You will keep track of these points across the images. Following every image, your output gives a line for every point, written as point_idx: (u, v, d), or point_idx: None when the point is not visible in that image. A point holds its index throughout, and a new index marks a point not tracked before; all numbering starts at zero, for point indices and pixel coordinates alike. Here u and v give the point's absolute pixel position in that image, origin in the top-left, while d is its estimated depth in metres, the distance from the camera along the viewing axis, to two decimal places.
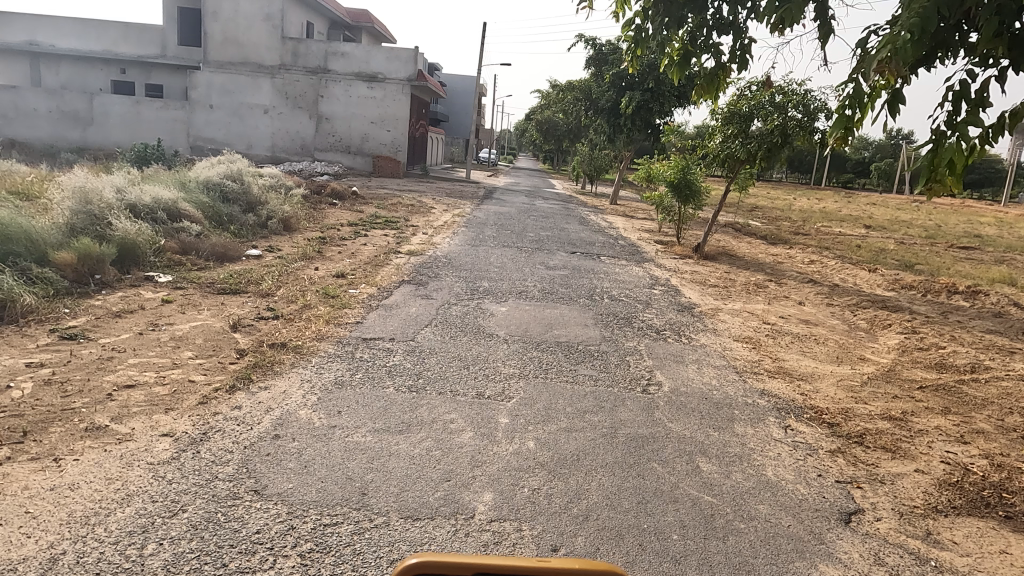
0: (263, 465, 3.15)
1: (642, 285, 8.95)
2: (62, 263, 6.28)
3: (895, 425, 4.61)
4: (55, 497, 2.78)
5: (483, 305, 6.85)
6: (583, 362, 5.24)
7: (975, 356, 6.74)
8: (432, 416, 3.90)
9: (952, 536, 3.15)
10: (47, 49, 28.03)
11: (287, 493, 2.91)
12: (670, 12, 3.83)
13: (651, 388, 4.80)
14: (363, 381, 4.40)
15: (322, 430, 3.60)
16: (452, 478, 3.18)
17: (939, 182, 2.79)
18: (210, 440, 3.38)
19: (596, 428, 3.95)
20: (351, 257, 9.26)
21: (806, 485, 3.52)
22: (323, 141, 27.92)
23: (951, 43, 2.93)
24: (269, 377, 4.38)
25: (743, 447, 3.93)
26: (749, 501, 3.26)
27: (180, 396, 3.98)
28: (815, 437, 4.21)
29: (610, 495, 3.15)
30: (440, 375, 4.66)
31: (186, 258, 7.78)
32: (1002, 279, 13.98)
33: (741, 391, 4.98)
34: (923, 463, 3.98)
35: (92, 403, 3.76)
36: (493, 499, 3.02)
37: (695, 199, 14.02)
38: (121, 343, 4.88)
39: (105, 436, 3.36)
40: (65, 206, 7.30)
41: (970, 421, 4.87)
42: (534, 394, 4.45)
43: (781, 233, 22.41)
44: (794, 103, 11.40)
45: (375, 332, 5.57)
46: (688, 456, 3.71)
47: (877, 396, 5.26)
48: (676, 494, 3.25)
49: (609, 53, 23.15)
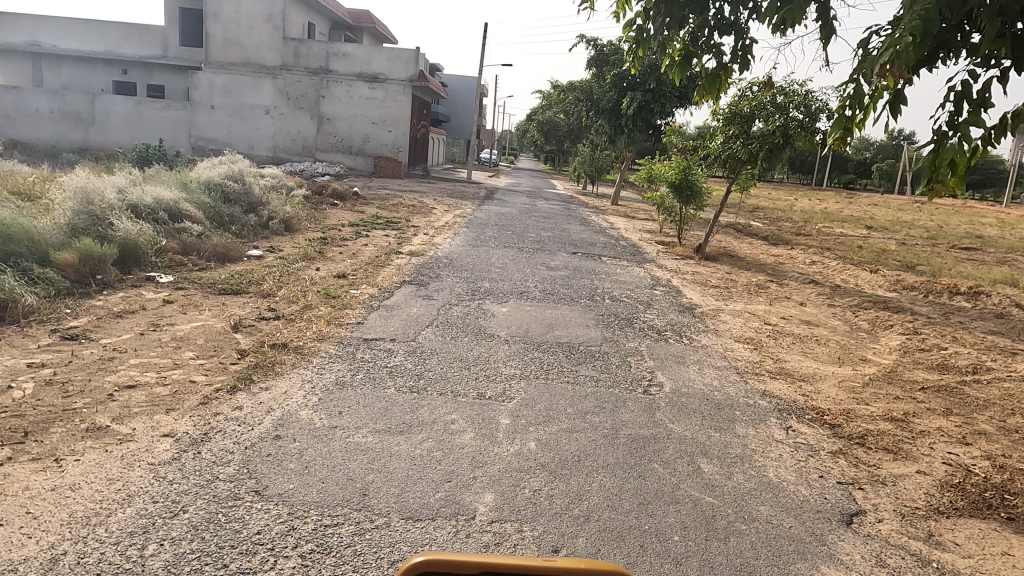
0: (264, 466, 3.15)
1: (642, 286, 8.95)
2: (63, 264, 6.28)
3: (897, 426, 4.60)
4: (56, 498, 2.77)
5: (484, 306, 6.85)
6: (584, 362, 5.24)
7: (977, 357, 6.73)
8: (433, 417, 3.91)
9: (954, 538, 3.14)
10: (49, 49, 28.07)
11: (288, 494, 2.91)
12: (670, 13, 3.84)
13: (652, 389, 4.80)
14: (364, 382, 4.41)
15: (323, 431, 3.60)
16: (453, 479, 3.17)
17: (941, 183, 2.79)
18: (211, 440, 3.38)
19: (597, 428, 3.95)
20: (352, 258, 9.27)
21: (808, 486, 3.52)
22: (324, 141, 27.95)
23: (953, 44, 2.94)
24: (270, 377, 4.38)
25: (744, 448, 3.92)
26: (750, 502, 3.26)
27: (182, 397, 3.98)
28: (817, 438, 4.21)
29: (611, 497, 3.15)
30: (441, 375, 4.66)
31: (187, 259, 7.79)
32: (1003, 280, 13.98)
33: (743, 392, 4.98)
34: (925, 465, 3.97)
35: (93, 404, 3.76)
36: (494, 500, 3.02)
37: (696, 200, 14.02)
38: (123, 344, 4.88)
39: (105, 437, 3.36)
40: (66, 206, 7.31)
41: (971, 422, 4.87)
42: (535, 394, 4.45)
43: (782, 234, 22.41)
44: (796, 104, 11.39)
45: (376, 332, 5.57)
46: (689, 457, 3.71)
47: (879, 397, 5.25)
48: (679, 495, 3.24)
49: (611, 54, 23.16)
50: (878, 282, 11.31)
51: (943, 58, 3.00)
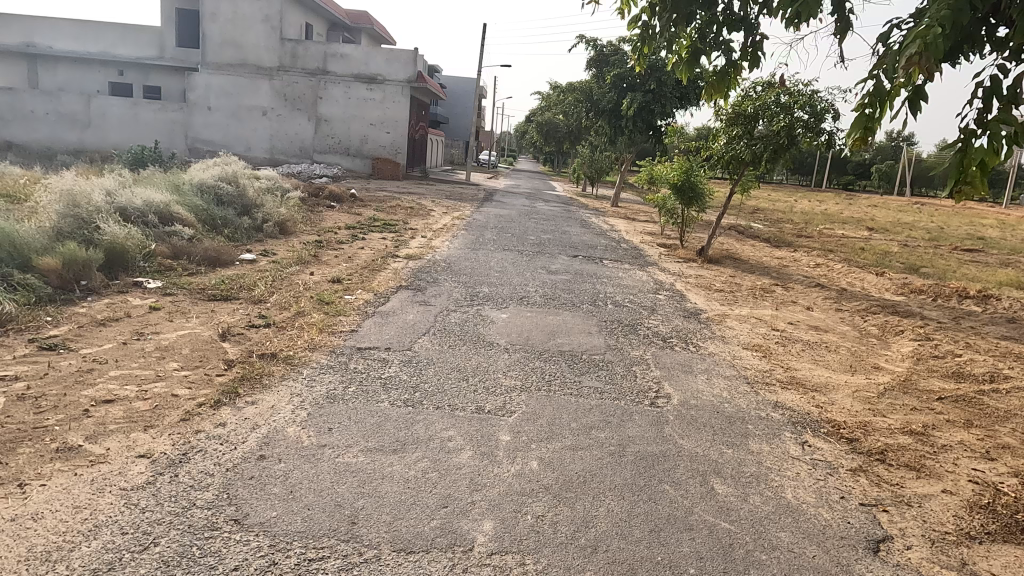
0: (246, 491, 2.92)
1: (645, 290, 8.73)
2: (46, 269, 6.02)
3: (917, 440, 4.38)
4: (15, 530, 2.54)
5: (483, 312, 6.62)
6: (588, 373, 5.00)
7: (992, 365, 6.50)
8: (428, 433, 3.67)
9: (990, 568, 2.90)
10: (45, 50, 27.95)
11: (270, 523, 2.68)
12: (678, 9, 3.61)
13: (660, 401, 4.56)
14: (357, 396, 4.17)
15: (311, 450, 3.36)
16: (450, 504, 2.94)
17: (969, 185, 2.59)
18: (190, 462, 3.15)
19: (603, 446, 3.72)
20: (348, 261, 9.06)
21: (829, 509, 3.29)
22: (321, 143, 27.75)
23: (976, 38, 2.80)
24: (257, 391, 4.13)
25: (759, 467, 3.69)
26: (769, 528, 3.03)
27: (162, 412, 3.75)
28: (834, 454, 3.98)
29: (619, 524, 2.91)
30: (438, 388, 4.41)
31: (177, 263, 7.56)
32: (1008, 282, 13.80)
33: (754, 403, 4.76)
34: (950, 483, 3.75)
35: (67, 421, 3.53)
36: (493, 528, 2.79)
37: (699, 202, 13.80)
38: (103, 354, 4.64)
39: (76, 459, 3.12)
40: (52, 209, 7.07)
41: (994, 435, 4.63)
42: (537, 408, 4.21)
43: (783, 236, 22.24)
44: (801, 104, 11.17)
45: (370, 341, 5.34)
46: (702, 477, 3.48)
47: (895, 408, 5.02)
48: (692, 521, 3.02)
49: (611, 54, 22.99)
50: (886, 286, 11.06)
51: (965, 54, 2.85)
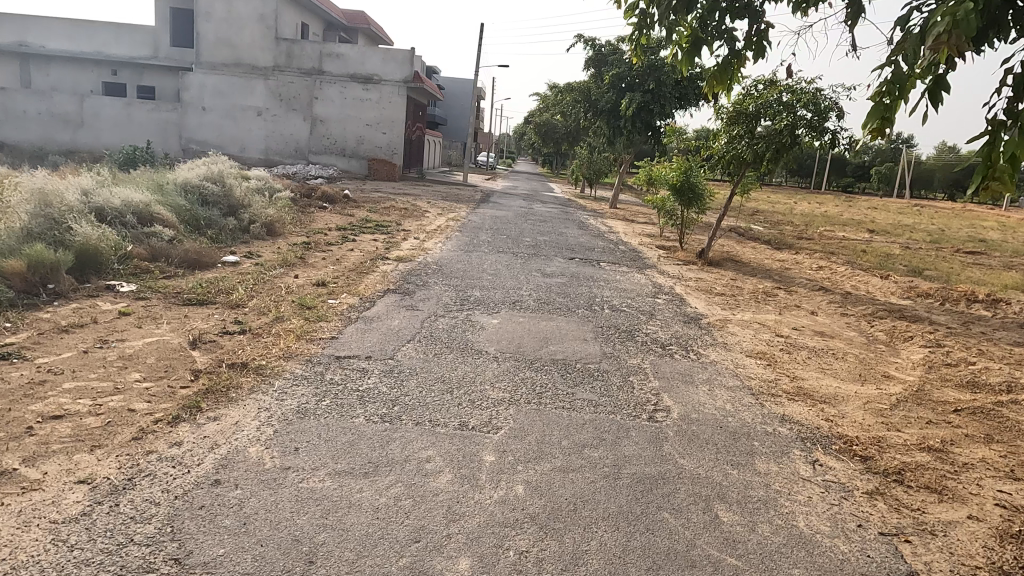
0: (193, 523, 2.59)
1: (644, 293, 8.42)
2: (10, 272, 5.69)
3: (936, 458, 4.06)
4: None
5: (473, 317, 6.30)
6: (582, 384, 4.68)
7: (1008, 374, 6.18)
8: (405, 454, 3.35)
9: None
10: (37, 50, 27.65)
11: (215, 563, 2.35)
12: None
13: (659, 415, 4.24)
14: (330, 410, 3.84)
15: (272, 474, 3.04)
16: (422, 539, 2.62)
17: (997, 179, 2.44)
18: (134, 489, 2.82)
19: (596, 467, 3.39)
20: (335, 264, 8.75)
21: (846, 540, 2.97)
22: (317, 143, 27.46)
23: (1003, 21, 2.60)
24: (221, 405, 3.80)
25: (767, 490, 3.36)
26: (781, 564, 2.70)
27: (114, 429, 3.42)
28: (848, 475, 3.66)
29: (612, 562, 2.59)
30: (419, 402, 4.08)
31: (155, 265, 7.23)
32: (1015, 286, 13.50)
33: (760, 417, 4.43)
34: (976, 508, 3.43)
35: (5, 441, 3.20)
36: (470, 567, 2.47)
37: (699, 203, 13.46)
38: (60, 364, 4.32)
39: (6, 486, 2.79)
40: (22, 208, 6.75)
41: (1018, 452, 4.31)
42: (525, 424, 3.88)
43: (783, 238, 21.92)
44: (804, 102, 10.87)
45: (351, 348, 5.02)
46: (705, 503, 3.16)
47: (909, 421, 4.70)
48: (693, 556, 2.70)
49: (610, 54, 22.68)
50: (892, 289, 10.76)
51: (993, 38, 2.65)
